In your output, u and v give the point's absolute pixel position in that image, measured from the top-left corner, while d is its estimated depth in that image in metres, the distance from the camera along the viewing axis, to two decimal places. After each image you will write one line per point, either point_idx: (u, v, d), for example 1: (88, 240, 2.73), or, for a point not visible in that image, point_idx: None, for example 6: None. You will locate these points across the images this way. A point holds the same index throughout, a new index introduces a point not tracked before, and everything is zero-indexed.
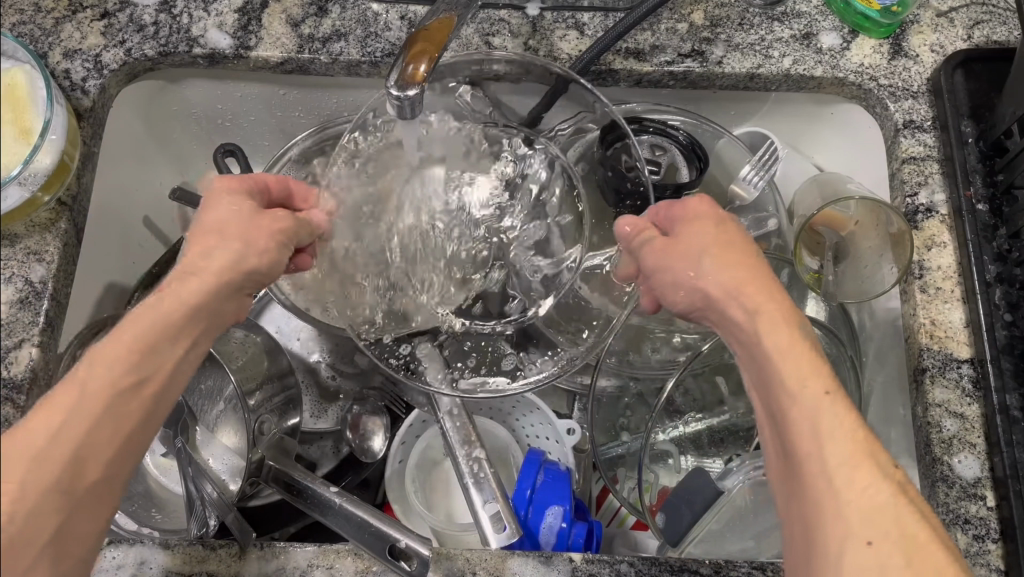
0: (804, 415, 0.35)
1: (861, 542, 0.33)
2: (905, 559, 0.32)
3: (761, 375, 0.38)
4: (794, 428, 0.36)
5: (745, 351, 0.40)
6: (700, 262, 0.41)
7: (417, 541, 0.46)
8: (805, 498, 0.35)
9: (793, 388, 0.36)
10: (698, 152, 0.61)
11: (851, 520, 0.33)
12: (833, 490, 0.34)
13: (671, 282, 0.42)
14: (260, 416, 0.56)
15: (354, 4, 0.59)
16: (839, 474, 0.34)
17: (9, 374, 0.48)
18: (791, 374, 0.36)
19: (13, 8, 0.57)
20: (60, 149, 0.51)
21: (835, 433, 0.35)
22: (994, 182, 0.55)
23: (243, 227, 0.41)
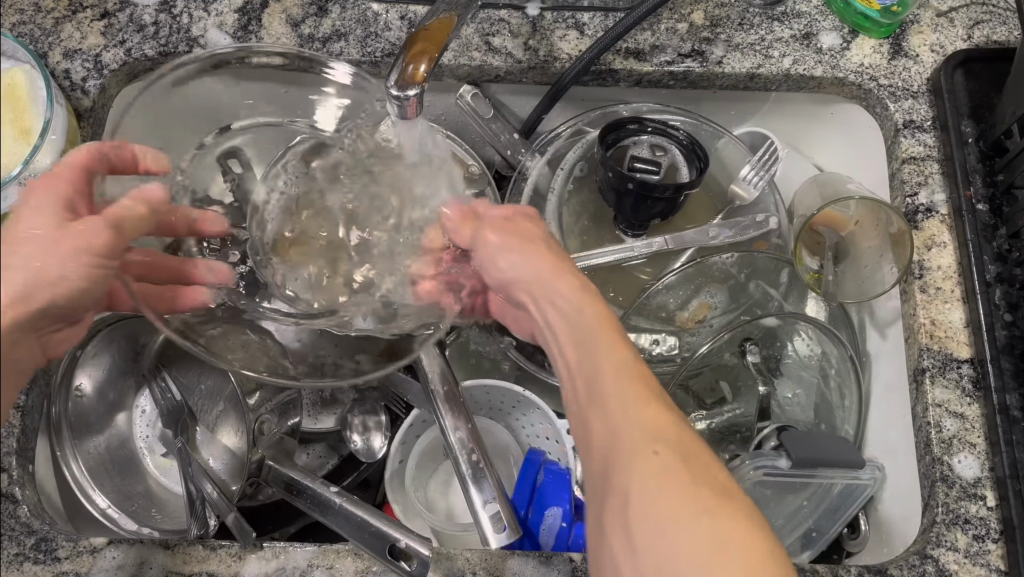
0: (596, 341, 0.43)
1: (622, 401, 0.39)
2: (675, 440, 0.37)
3: (568, 332, 0.45)
4: (587, 352, 0.43)
5: (559, 321, 0.46)
6: (534, 244, 0.50)
7: (417, 541, 0.47)
8: (588, 395, 0.41)
9: (596, 324, 0.44)
10: (698, 152, 0.61)
11: (620, 390, 0.39)
12: (623, 402, 0.39)
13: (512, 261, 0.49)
14: (261, 415, 0.57)
15: (354, 4, 0.59)
16: (624, 385, 0.40)
17: None
18: (599, 332, 0.43)
19: (13, 8, 0.57)
20: (60, 149, 0.50)
21: (628, 373, 0.40)
22: (994, 182, 0.55)
23: (39, 251, 0.40)
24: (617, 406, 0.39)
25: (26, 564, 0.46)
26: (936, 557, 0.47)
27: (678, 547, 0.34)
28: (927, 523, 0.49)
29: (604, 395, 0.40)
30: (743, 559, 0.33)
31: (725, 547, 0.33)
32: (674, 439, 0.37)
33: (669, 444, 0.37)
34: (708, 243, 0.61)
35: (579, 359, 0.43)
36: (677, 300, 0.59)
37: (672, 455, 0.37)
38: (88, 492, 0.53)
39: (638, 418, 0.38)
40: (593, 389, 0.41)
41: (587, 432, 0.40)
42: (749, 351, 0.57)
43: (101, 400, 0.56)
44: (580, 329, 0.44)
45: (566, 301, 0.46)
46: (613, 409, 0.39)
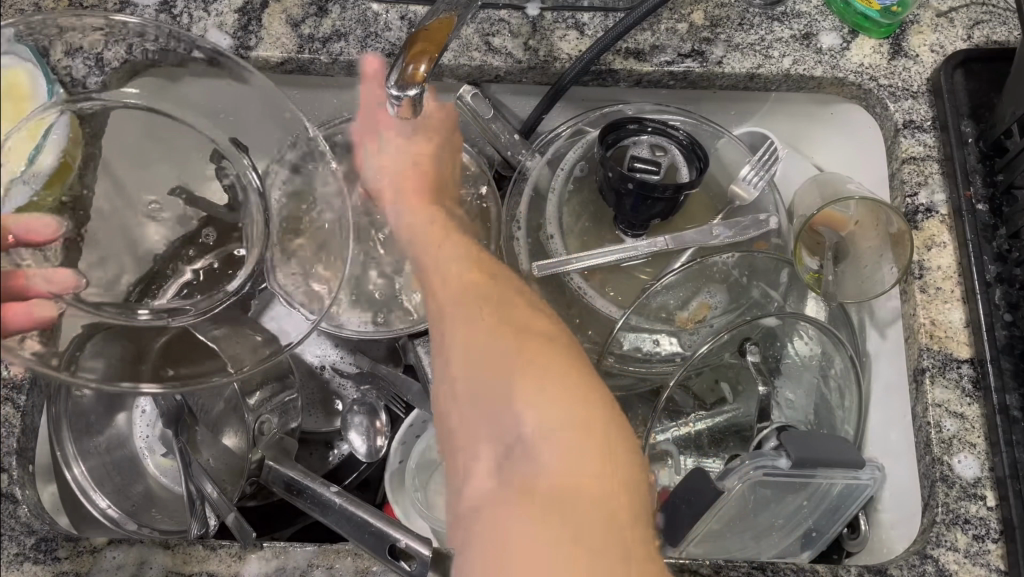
0: (454, 267, 0.50)
1: (474, 314, 0.46)
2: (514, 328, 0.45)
3: (425, 258, 0.52)
4: (440, 272, 0.50)
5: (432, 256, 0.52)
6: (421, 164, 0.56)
7: (418, 541, 0.46)
8: (456, 315, 0.47)
9: (449, 255, 0.51)
10: (698, 152, 0.61)
11: (471, 305, 0.47)
12: (486, 314, 0.46)
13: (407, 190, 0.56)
14: (261, 416, 0.56)
15: (354, 4, 0.59)
16: (483, 303, 0.47)
17: (9, 374, 0.50)
18: (462, 265, 0.50)
19: (13, 8, 0.57)
20: (62, 148, 0.50)
21: (484, 291, 0.48)
22: (994, 182, 0.55)
23: None
24: (480, 325, 0.45)
25: (26, 564, 0.46)
26: (936, 557, 0.47)
27: (522, 420, 0.41)
28: (927, 523, 0.49)
29: (452, 314, 0.47)
30: (577, 419, 0.41)
31: (566, 409, 0.41)
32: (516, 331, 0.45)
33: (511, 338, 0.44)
34: (708, 243, 0.61)
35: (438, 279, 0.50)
36: (677, 301, 0.59)
37: (529, 354, 0.43)
38: (89, 492, 0.53)
39: (487, 327, 0.45)
40: (453, 307, 0.47)
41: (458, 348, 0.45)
42: (749, 352, 0.57)
43: (101, 400, 0.56)
44: (431, 260, 0.51)
45: (424, 234, 0.53)
46: (467, 323, 0.46)
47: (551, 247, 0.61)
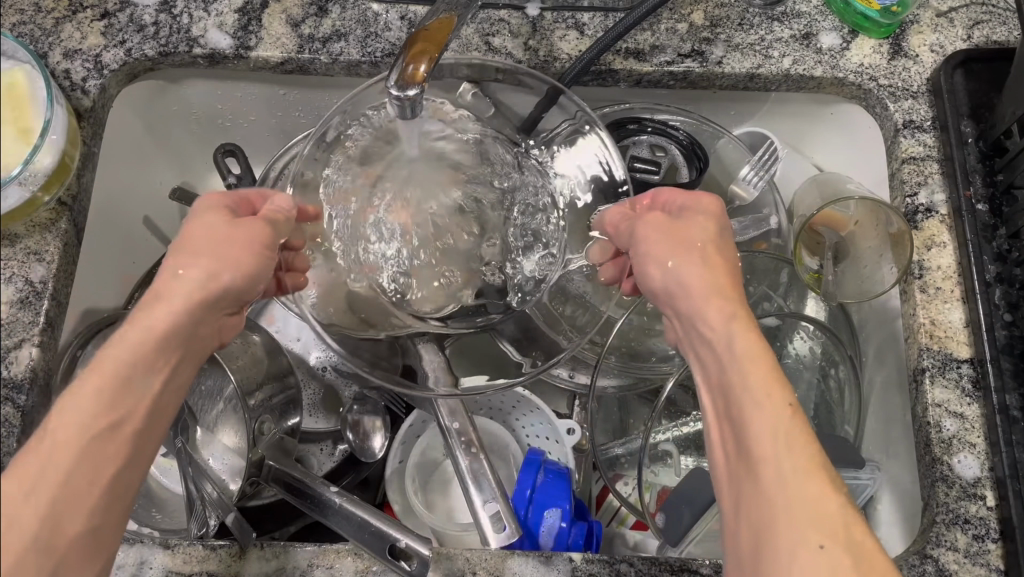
0: (773, 469, 0.34)
1: (812, 548, 0.32)
2: (858, 564, 0.32)
3: (729, 393, 0.38)
4: (742, 444, 0.36)
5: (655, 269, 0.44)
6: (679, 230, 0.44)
7: (417, 541, 0.47)
8: (713, 364, 0.40)
9: (766, 433, 0.35)
10: (698, 152, 0.61)
11: (808, 528, 0.33)
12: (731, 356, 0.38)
13: (653, 259, 0.44)
14: (260, 415, 0.55)
15: (354, 4, 0.59)
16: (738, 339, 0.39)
17: (10, 374, 0.48)
18: (702, 298, 0.41)
19: (13, 8, 0.57)
20: (60, 150, 0.51)
21: (753, 373, 0.37)
22: (993, 182, 0.55)
23: (213, 241, 0.42)
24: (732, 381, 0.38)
25: None
26: (936, 557, 0.47)
27: None
28: (927, 523, 0.49)
29: (742, 495, 0.35)
30: None
31: None
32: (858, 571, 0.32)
33: (854, 575, 0.32)
34: None
35: (719, 379, 0.39)
36: None
37: (792, 476, 0.34)
38: None
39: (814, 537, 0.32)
40: (761, 506, 0.34)
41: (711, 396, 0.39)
42: None
43: None
44: (747, 439, 0.36)
45: (734, 353, 0.38)
46: (801, 562, 0.32)
47: None
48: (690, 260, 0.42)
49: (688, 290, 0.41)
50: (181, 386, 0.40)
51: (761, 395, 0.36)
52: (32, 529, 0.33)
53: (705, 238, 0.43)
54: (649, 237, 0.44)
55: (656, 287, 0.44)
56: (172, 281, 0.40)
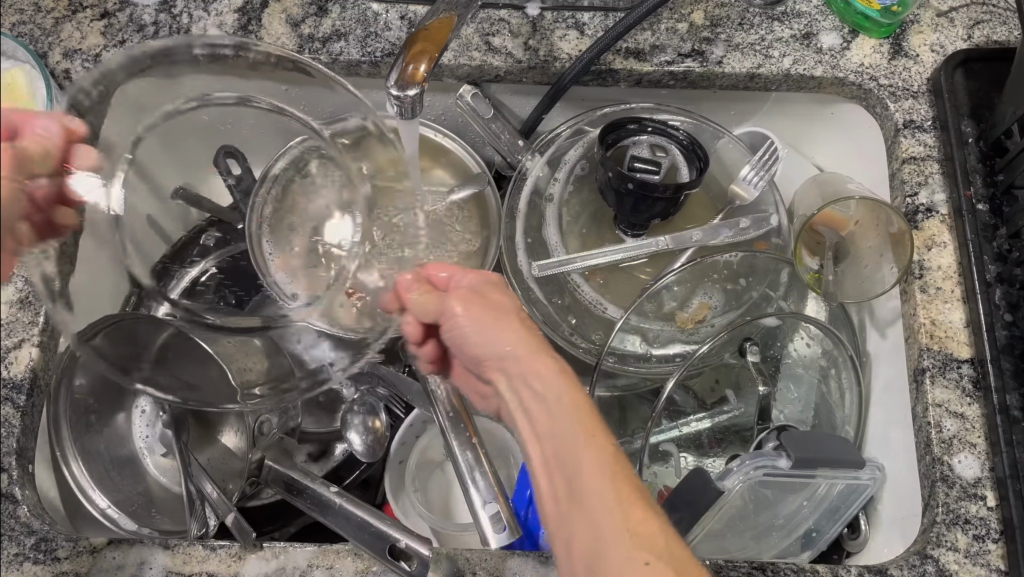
0: (591, 485, 0.38)
1: (638, 564, 0.35)
2: (673, 567, 0.36)
3: (557, 451, 0.40)
4: (567, 490, 0.39)
5: (479, 342, 0.46)
6: (500, 317, 0.47)
7: (417, 541, 0.47)
8: (545, 424, 0.41)
9: (588, 463, 0.38)
10: (698, 152, 0.61)
11: (632, 546, 0.36)
12: (555, 407, 0.41)
13: (474, 329, 0.47)
14: (262, 415, 0.56)
15: (354, 4, 0.59)
16: (553, 390, 0.42)
17: (9, 374, 0.51)
18: (525, 358, 0.44)
19: (13, 8, 0.57)
20: None
21: (573, 415, 0.41)
22: (994, 182, 0.55)
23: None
24: (564, 424, 0.40)
25: (26, 564, 0.45)
26: (936, 557, 0.47)
27: None
28: (927, 523, 0.49)
29: (578, 532, 0.38)
30: None
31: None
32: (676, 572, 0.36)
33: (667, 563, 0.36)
34: (709, 243, 0.61)
35: (548, 444, 0.41)
36: (673, 298, 0.59)
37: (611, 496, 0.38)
38: (88, 491, 0.53)
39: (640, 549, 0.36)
40: (592, 536, 0.37)
41: (551, 472, 0.40)
42: (749, 351, 0.57)
43: (101, 400, 0.56)
44: (580, 494, 0.38)
45: (556, 401, 0.42)
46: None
47: (552, 245, 0.60)
48: (514, 332, 0.46)
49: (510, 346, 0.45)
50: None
51: (590, 443, 0.39)
52: None
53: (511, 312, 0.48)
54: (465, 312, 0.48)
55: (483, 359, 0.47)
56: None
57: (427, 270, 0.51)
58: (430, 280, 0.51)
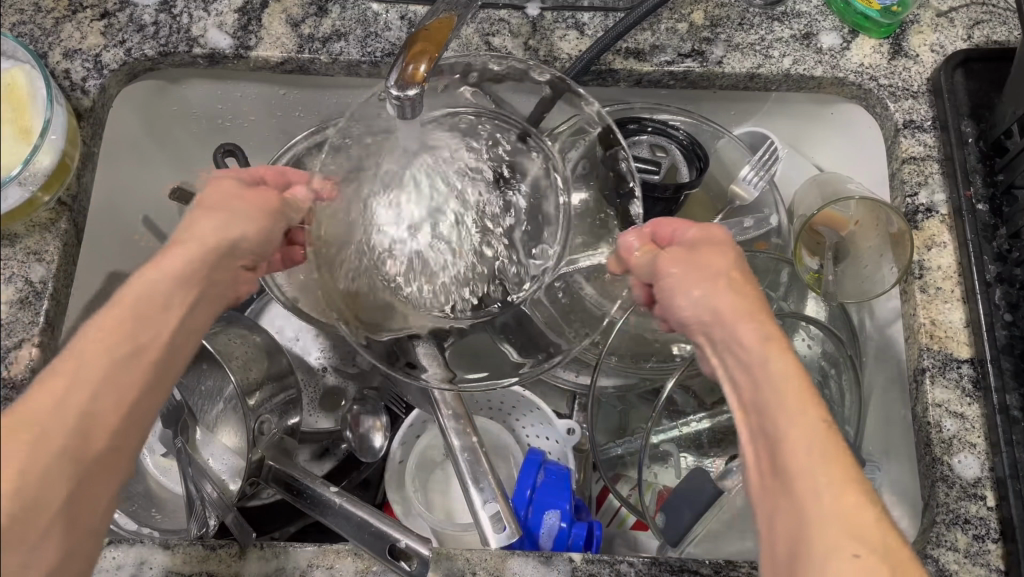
0: (804, 469, 0.31)
1: (846, 558, 0.29)
2: (894, 570, 0.29)
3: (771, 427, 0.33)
4: (780, 472, 0.32)
5: (685, 301, 0.38)
6: (713, 277, 0.38)
7: (417, 541, 0.47)
8: (757, 396, 0.34)
9: (801, 449, 0.32)
10: (698, 153, 0.61)
11: (840, 532, 0.30)
12: (770, 377, 0.34)
13: (681, 292, 0.39)
14: (261, 415, 0.56)
15: (354, 4, 0.59)
16: (772, 360, 0.34)
17: (9, 374, 0.48)
18: (738, 322, 0.36)
19: (13, 8, 0.57)
20: (60, 149, 0.51)
21: (790, 388, 0.33)
22: (994, 182, 0.55)
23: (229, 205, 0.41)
24: (779, 399, 0.33)
25: None
26: (936, 557, 0.47)
27: None
28: (927, 523, 0.49)
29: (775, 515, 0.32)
30: None
31: None
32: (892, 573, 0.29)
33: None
34: None
35: (760, 416, 0.34)
36: None
37: (825, 485, 0.31)
38: None
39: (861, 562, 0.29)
40: (795, 524, 0.31)
41: (757, 444, 0.34)
42: None
43: None
44: (786, 477, 0.32)
45: (767, 373, 0.34)
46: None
47: None
48: (719, 287, 0.38)
49: (724, 301, 0.37)
50: (202, 329, 0.38)
51: (799, 415, 0.33)
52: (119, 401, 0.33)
53: (729, 270, 0.39)
54: (675, 270, 0.39)
55: (688, 318, 0.38)
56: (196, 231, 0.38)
57: (654, 227, 0.44)
58: (653, 236, 0.44)
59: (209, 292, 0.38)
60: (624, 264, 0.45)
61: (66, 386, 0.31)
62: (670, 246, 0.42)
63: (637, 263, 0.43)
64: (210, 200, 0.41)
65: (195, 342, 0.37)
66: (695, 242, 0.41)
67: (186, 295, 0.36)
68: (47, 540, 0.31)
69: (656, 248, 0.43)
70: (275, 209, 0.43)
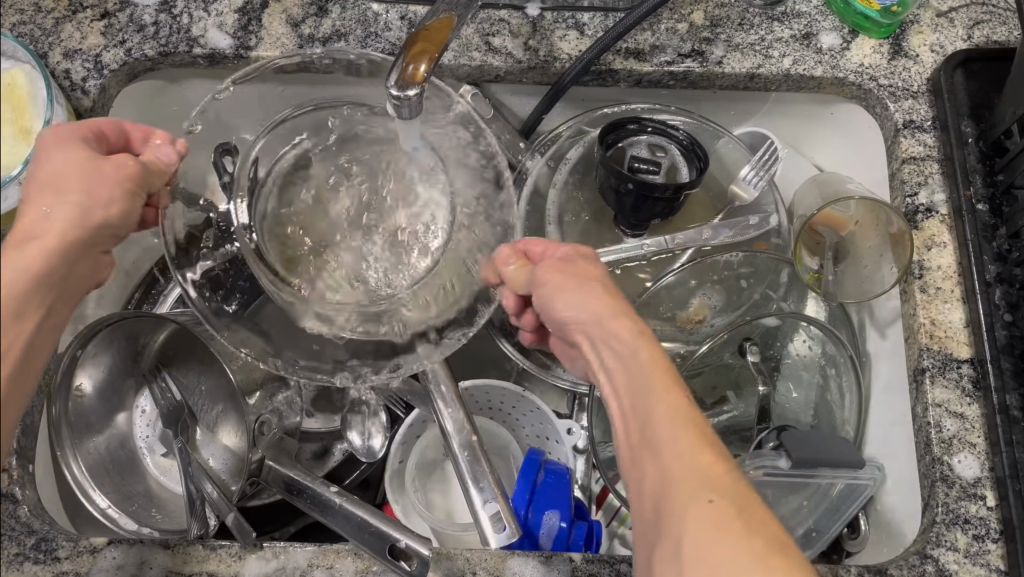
0: (666, 436, 0.34)
1: (703, 503, 0.32)
2: (744, 515, 0.32)
3: (636, 404, 0.36)
4: (650, 445, 0.35)
5: (562, 302, 0.41)
6: (588, 280, 0.42)
7: (417, 541, 0.47)
8: (627, 381, 0.38)
9: (663, 418, 0.35)
10: (698, 152, 0.60)
11: (695, 486, 0.33)
12: (634, 364, 0.37)
13: (552, 293, 0.42)
14: (260, 415, 0.57)
15: (354, 4, 0.59)
16: (637, 347, 0.38)
17: None
18: (608, 316, 0.40)
19: (13, 8, 0.57)
20: None
21: (650, 370, 0.37)
22: (993, 182, 0.55)
23: (81, 177, 0.40)
24: (647, 380, 0.36)
25: (26, 564, 0.46)
26: (936, 557, 0.47)
27: None
28: (927, 523, 0.49)
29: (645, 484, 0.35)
30: None
31: None
32: (742, 516, 0.32)
33: (741, 525, 0.31)
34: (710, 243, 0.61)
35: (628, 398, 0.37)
36: (677, 301, 0.59)
37: (681, 446, 0.34)
38: (88, 491, 0.52)
39: (714, 512, 0.32)
40: (660, 484, 0.34)
41: (627, 425, 0.37)
42: (749, 351, 0.57)
43: (101, 400, 0.56)
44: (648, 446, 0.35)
45: (633, 359, 0.38)
46: (694, 524, 0.32)
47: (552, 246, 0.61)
48: (592, 289, 0.41)
49: (592, 299, 0.41)
50: (55, 333, 0.39)
51: (657, 391, 0.36)
52: None
53: (602, 276, 0.43)
54: (547, 274, 0.43)
55: (565, 320, 0.41)
56: (31, 219, 0.39)
57: (524, 244, 0.50)
58: (525, 252, 0.49)
59: (64, 292, 0.39)
60: (501, 279, 0.50)
61: None
62: (545, 258, 0.46)
63: (516, 276, 0.47)
64: (51, 153, 0.41)
65: (51, 345, 0.38)
66: (568, 253, 0.45)
67: (42, 301, 0.37)
68: None
69: (535, 260, 0.47)
70: (133, 180, 0.42)
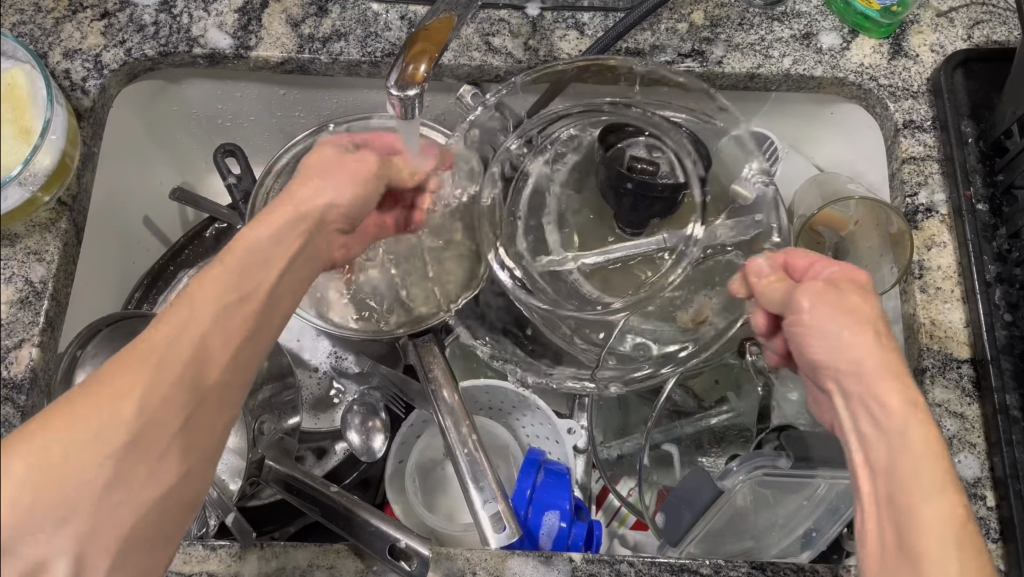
0: (930, 540, 0.33)
1: None
2: None
3: (901, 489, 0.35)
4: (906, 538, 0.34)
5: (823, 346, 0.39)
6: (859, 324, 0.39)
7: (417, 541, 0.46)
8: (890, 460, 0.36)
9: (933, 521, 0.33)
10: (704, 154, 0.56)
11: None
12: (909, 445, 0.35)
13: (814, 333, 0.39)
14: (261, 416, 0.55)
15: (354, 4, 0.59)
16: (913, 428, 0.35)
17: (10, 374, 0.48)
18: (882, 382, 0.37)
19: (13, 8, 0.57)
20: (60, 150, 0.51)
21: (926, 455, 0.35)
22: (994, 182, 0.55)
23: (333, 166, 0.43)
24: (918, 468, 0.34)
25: None
26: None
27: None
28: None
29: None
30: None
31: None
32: None
33: None
34: None
35: (892, 478, 0.35)
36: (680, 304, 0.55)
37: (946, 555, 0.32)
38: None
39: None
40: None
41: (878, 503, 0.35)
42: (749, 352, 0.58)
43: None
44: (908, 515, 0.34)
45: (904, 441, 0.35)
46: None
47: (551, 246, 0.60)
48: (861, 334, 0.38)
49: (869, 356, 0.38)
50: (301, 285, 0.40)
51: (932, 481, 0.34)
52: (211, 358, 0.35)
53: (875, 319, 0.39)
54: (812, 309, 0.40)
55: (820, 361, 0.40)
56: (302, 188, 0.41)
57: (787, 258, 0.45)
58: (784, 269, 0.44)
59: (308, 250, 0.40)
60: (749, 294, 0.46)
61: (182, 321, 0.34)
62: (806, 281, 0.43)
63: (766, 291, 0.44)
64: (316, 167, 0.43)
65: (295, 298, 0.39)
66: (833, 281, 0.41)
67: (286, 251, 0.39)
68: (166, 462, 0.33)
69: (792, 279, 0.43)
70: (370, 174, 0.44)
